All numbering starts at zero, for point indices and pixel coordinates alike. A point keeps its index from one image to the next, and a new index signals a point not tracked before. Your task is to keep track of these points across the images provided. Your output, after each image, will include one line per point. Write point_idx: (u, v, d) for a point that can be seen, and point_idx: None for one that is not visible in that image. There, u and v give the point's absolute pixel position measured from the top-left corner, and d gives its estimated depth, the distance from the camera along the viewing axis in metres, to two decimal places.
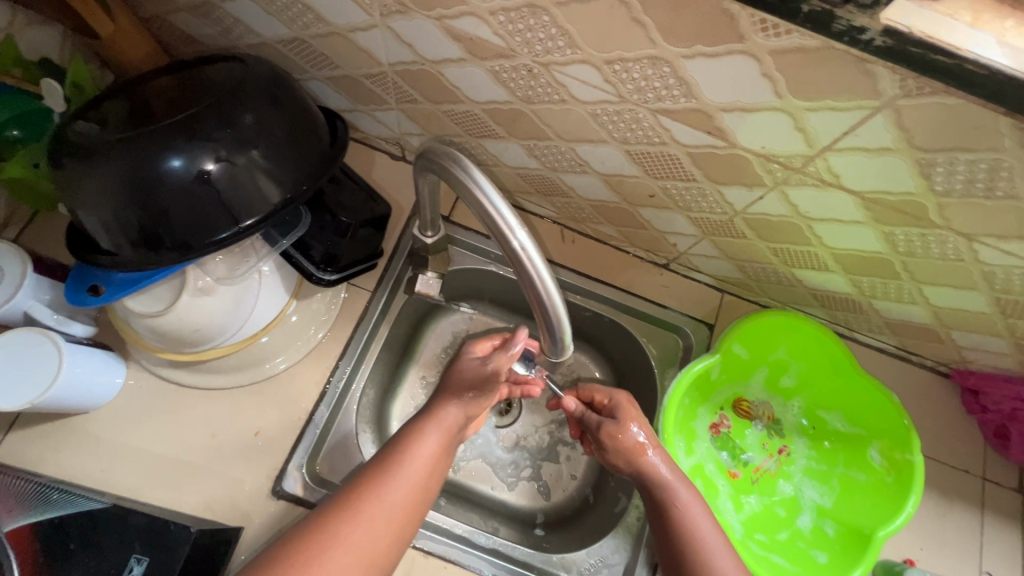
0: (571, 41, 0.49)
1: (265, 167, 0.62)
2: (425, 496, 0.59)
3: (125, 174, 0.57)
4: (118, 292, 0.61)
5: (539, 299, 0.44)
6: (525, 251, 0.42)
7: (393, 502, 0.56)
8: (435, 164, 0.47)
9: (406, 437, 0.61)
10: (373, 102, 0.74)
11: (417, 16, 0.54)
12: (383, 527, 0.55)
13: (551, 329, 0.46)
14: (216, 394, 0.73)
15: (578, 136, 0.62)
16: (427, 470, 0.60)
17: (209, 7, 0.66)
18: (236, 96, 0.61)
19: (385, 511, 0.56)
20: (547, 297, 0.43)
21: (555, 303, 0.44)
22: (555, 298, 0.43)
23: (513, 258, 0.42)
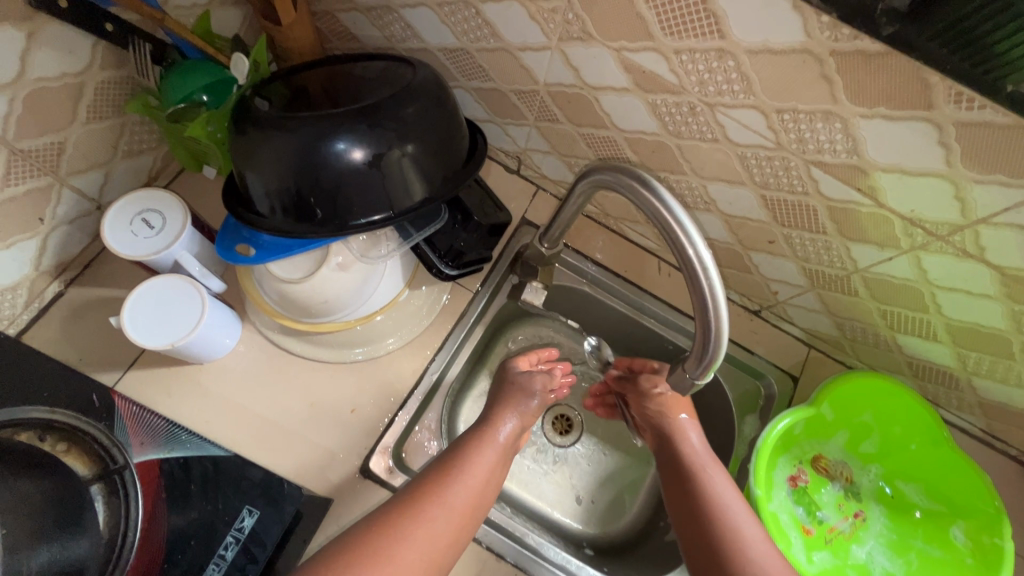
0: (747, 87, 0.52)
1: (419, 161, 0.66)
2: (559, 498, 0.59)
3: (301, 149, 0.61)
4: (268, 254, 0.65)
5: (703, 306, 0.47)
6: (701, 264, 0.46)
7: (469, 496, 0.60)
8: (609, 174, 0.51)
9: (471, 442, 0.65)
10: (510, 117, 0.78)
11: (596, 45, 0.58)
12: (458, 519, 0.59)
13: (708, 350, 0.49)
14: (320, 367, 0.75)
15: (716, 175, 0.65)
16: (486, 479, 0.63)
17: (386, 10, 0.72)
18: (402, 91, 0.65)
19: (462, 504, 0.60)
20: (713, 308, 0.47)
21: (720, 315, 0.47)
22: (720, 314, 0.47)
23: (686, 264, 0.46)
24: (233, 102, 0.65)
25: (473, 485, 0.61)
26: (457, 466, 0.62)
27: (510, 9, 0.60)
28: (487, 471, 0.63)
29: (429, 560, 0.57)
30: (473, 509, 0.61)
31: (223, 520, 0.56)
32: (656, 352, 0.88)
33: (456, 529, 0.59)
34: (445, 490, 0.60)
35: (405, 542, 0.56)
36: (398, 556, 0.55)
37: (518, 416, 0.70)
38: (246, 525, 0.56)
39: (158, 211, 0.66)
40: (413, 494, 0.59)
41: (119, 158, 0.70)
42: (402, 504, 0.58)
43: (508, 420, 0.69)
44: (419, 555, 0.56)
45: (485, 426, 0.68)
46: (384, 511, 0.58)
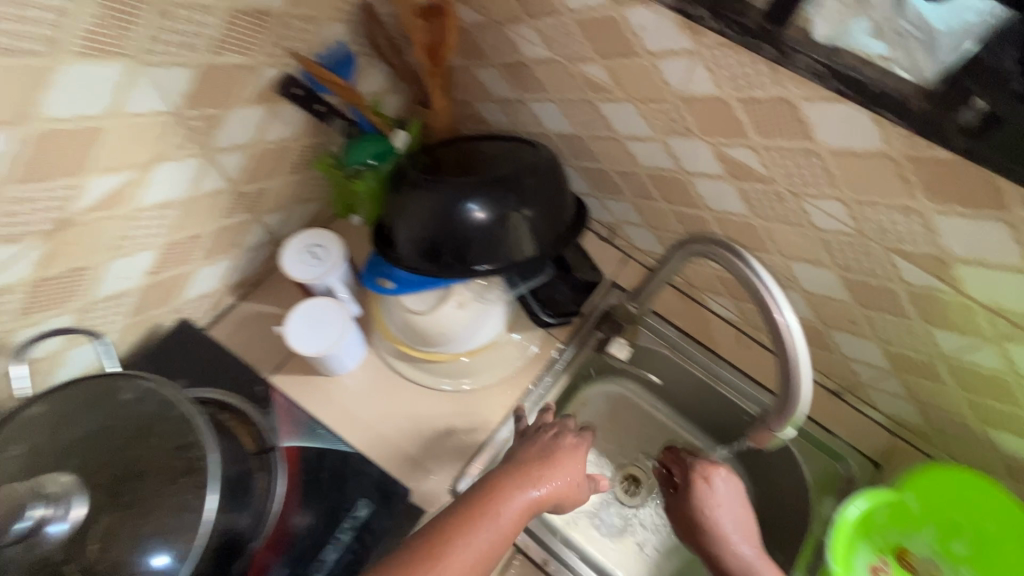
0: (831, 181, 0.61)
1: (534, 221, 0.78)
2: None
3: (442, 206, 0.75)
4: (405, 288, 0.78)
5: (787, 361, 0.54)
6: (788, 327, 0.53)
7: (495, 538, 0.57)
8: (703, 245, 0.60)
9: (502, 487, 0.62)
10: (610, 193, 0.90)
11: (697, 140, 0.69)
12: (514, 526, 0.60)
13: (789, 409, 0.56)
14: (423, 392, 0.85)
15: (799, 256, 0.72)
16: (509, 533, 0.59)
17: (517, 104, 0.88)
18: (525, 166, 0.79)
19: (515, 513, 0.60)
20: (795, 365, 0.54)
21: (802, 371, 0.54)
22: (803, 367, 0.54)
23: (774, 328, 0.53)
24: (393, 167, 0.82)
25: (532, 497, 0.63)
26: (511, 480, 0.63)
27: (624, 109, 0.74)
28: (512, 524, 0.59)
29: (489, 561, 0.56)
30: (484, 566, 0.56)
31: (344, 507, 0.67)
32: (731, 420, 0.92)
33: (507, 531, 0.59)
34: (507, 498, 0.61)
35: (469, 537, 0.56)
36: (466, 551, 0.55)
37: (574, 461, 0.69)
38: (361, 515, 0.67)
39: (320, 245, 0.82)
40: (417, 545, 0.54)
41: (296, 203, 0.88)
42: (466, 503, 0.60)
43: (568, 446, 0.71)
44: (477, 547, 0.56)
45: (515, 479, 0.63)
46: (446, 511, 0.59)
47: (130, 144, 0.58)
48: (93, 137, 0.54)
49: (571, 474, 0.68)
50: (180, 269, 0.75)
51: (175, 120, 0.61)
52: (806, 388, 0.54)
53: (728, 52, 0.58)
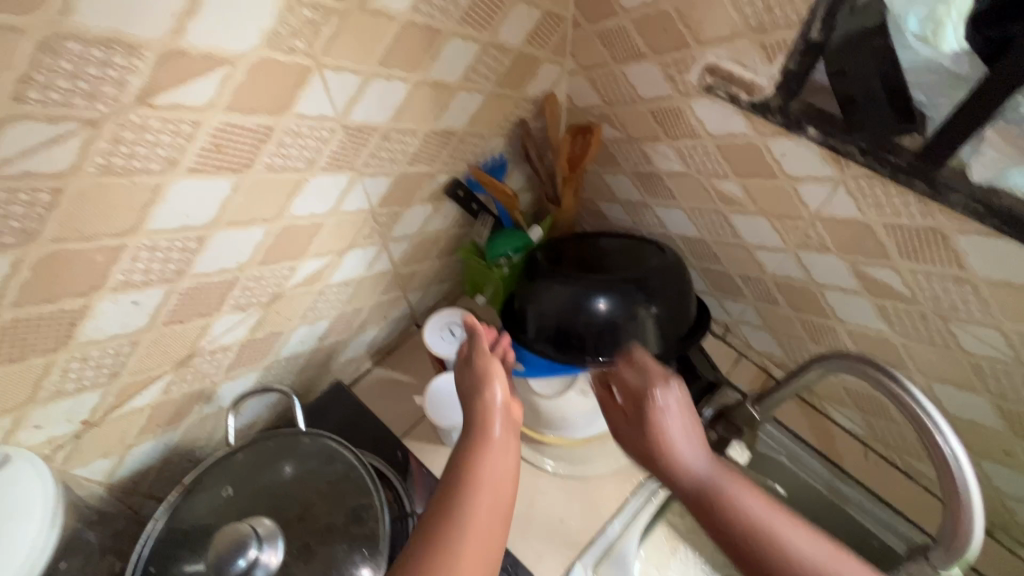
0: (985, 309, 0.61)
1: (658, 318, 0.82)
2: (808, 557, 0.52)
3: (575, 297, 0.81)
4: (534, 371, 0.84)
5: (957, 493, 0.54)
6: (955, 458, 0.53)
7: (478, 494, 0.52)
8: (849, 361, 0.62)
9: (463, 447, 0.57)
10: (730, 295, 0.93)
11: (833, 256, 0.72)
12: (506, 469, 0.55)
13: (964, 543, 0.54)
14: (538, 474, 0.88)
15: (943, 377, 0.71)
16: (497, 477, 0.54)
17: (643, 207, 0.96)
18: (651, 265, 0.85)
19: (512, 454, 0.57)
20: (966, 498, 0.53)
21: (974, 504, 0.53)
22: (974, 503, 0.53)
23: (939, 456, 0.54)
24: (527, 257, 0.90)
25: (500, 401, 0.61)
26: (488, 421, 0.59)
27: (756, 221, 0.79)
28: (496, 475, 0.54)
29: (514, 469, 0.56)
30: (490, 516, 0.51)
31: None
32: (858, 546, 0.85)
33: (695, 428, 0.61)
34: (487, 363, 0.64)
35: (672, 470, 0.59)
36: (484, 508, 0.51)
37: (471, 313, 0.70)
38: None
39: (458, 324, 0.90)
40: (419, 532, 0.50)
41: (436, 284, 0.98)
42: (461, 458, 0.55)
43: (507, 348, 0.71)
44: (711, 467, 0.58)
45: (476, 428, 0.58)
46: (454, 473, 0.54)
47: (335, 235, 0.70)
48: (314, 230, 0.66)
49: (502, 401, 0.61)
50: (339, 336, 0.85)
51: (370, 216, 0.73)
52: (980, 525, 0.52)
53: (876, 184, 0.61)
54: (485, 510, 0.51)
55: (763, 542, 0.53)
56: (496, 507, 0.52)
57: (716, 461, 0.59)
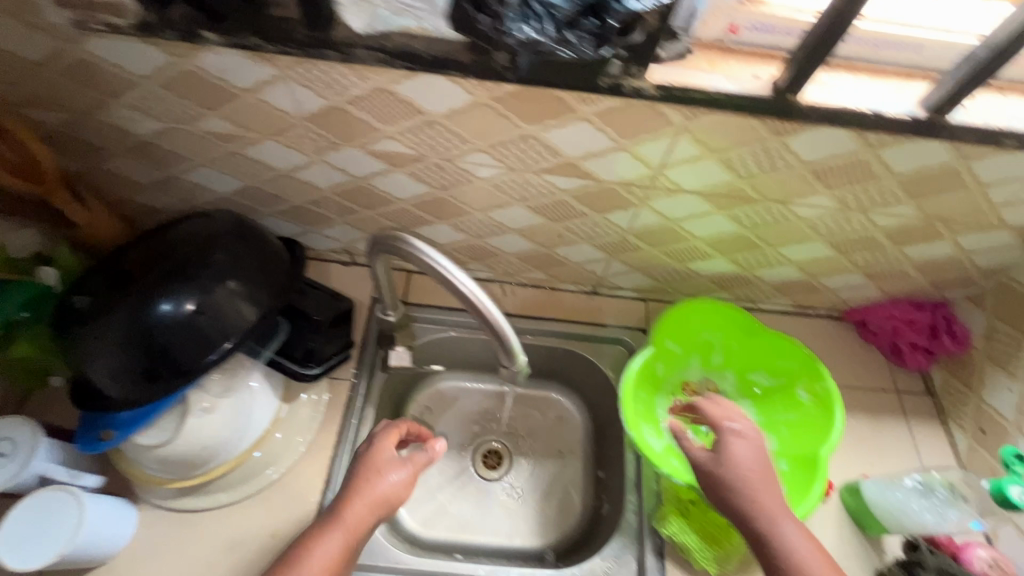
0: (462, 138, 0.67)
1: (241, 293, 0.74)
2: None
3: (128, 325, 0.68)
4: (133, 427, 0.69)
5: (489, 323, 0.59)
6: (457, 278, 0.58)
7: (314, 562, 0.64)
8: (380, 243, 0.63)
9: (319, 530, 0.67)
10: (321, 223, 0.88)
11: (345, 148, 0.71)
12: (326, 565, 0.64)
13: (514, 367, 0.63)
14: (230, 511, 0.78)
15: (490, 205, 0.79)
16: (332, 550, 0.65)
17: (173, 181, 0.81)
18: (211, 243, 0.75)
19: (328, 557, 0.65)
20: (497, 323, 0.59)
21: (503, 327, 0.59)
22: (504, 325, 0.59)
23: (462, 297, 0.58)
24: (58, 307, 0.72)
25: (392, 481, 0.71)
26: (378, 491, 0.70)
27: (267, 147, 0.72)
28: (337, 549, 0.66)
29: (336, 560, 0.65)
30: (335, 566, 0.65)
31: None
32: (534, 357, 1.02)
33: (784, 501, 0.64)
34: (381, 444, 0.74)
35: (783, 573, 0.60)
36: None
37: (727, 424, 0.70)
38: None
39: (8, 438, 0.68)
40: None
41: None
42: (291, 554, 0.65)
43: (724, 434, 0.68)
44: (796, 525, 0.63)
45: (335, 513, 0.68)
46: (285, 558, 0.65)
47: None
48: None
49: (397, 486, 0.71)
50: None
51: None
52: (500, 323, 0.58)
53: (306, 67, 0.59)
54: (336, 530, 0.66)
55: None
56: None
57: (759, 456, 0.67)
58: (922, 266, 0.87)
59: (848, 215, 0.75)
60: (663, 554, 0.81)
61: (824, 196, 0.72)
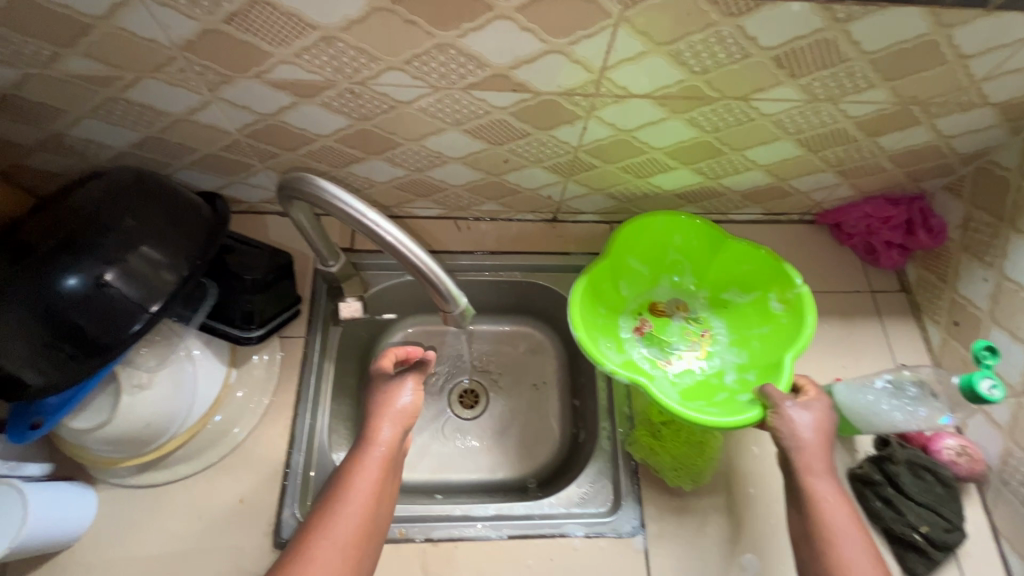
0: (370, 56, 0.58)
1: (156, 258, 0.67)
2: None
3: (24, 305, 0.61)
4: (60, 413, 0.64)
5: (417, 268, 0.53)
6: (375, 223, 0.51)
7: (360, 493, 0.63)
8: (287, 186, 0.55)
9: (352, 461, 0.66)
10: (242, 171, 0.79)
11: (238, 80, 0.61)
12: (367, 497, 0.63)
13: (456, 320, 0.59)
14: (192, 482, 0.76)
15: (421, 133, 0.71)
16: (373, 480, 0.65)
17: (58, 138, 0.71)
18: (111, 204, 0.67)
19: (365, 490, 0.63)
20: (424, 265, 0.53)
21: (433, 270, 0.53)
22: (433, 267, 0.53)
23: (382, 241, 0.52)
24: None
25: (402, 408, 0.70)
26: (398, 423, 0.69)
27: (149, 87, 0.62)
28: (375, 477, 0.65)
29: (376, 490, 0.64)
30: (376, 498, 0.64)
31: None
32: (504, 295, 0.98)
33: (830, 464, 0.66)
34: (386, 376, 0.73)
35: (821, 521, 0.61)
36: (326, 555, 0.58)
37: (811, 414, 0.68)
38: None
39: None
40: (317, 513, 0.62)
41: None
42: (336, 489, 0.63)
43: (791, 411, 0.68)
44: (835, 484, 0.64)
45: (365, 443, 0.67)
46: (324, 499, 0.63)
47: None
48: None
49: (409, 407, 0.71)
50: None
51: None
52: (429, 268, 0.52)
53: None
54: (370, 462, 0.66)
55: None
56: (343, 551, 0.59)
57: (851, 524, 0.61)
58: (898, 157, 0.80)
59: (816, 106, 0.67)
60: (637, 476, 0.81)
61: (790, 86, 0.64)
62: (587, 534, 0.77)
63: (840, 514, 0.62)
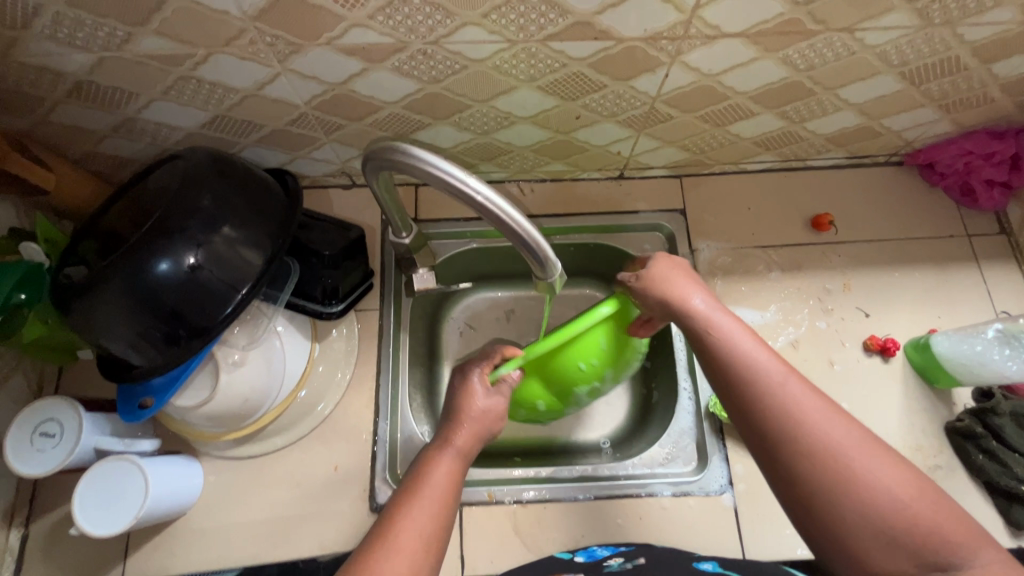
0: (446, 11, 0.54)
1: (240, 238, 0.67)
2: (891, 481, 0.47)
3: (126, 290, 0.62)
4: (166, 394, 0.67)
5: (514, 233, 0.51)
6: (469, 185, 0.49)
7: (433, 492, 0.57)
8: (380, 158, 0.52)
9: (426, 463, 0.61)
10: (307, 145, 0.78)
11: (309, 49, 0.59)
12: (444, 491, 0.58)
13: (550, 272, 0.55)
14: (288, 452, 0.79)
15: (492, 93, 0.67)
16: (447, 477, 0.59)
17: (131, 122, 0.70)
18: (191, 186, 0.67)
19: (442, 482, 0.59)
20: (521, 230, 0.51)
21: (530, 233, 0.51)
22: (531, 231, 0.51)
23: (478, 207, 0.50)
24: (51, 283, 0.66)
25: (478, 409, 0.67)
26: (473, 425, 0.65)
27: (220, 62, 0.61)
28: (449, 478, 0.60)
29: (451, 485, 0.59)
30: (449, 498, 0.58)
31: None
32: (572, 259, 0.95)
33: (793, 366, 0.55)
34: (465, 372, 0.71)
35: (733, 397, 0.54)
36: (405, 547, 0.52)
37: (695, 284, 0.63)
38: None
39: (52, 417, 0.67)
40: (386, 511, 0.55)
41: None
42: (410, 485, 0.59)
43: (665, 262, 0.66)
44: (800, 385, 0.53)
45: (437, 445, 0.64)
46: (393, 496, 0.58)
47: None
48: None
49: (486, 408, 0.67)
50: None
51: None
52: (527, 231, 0.51)
53: None
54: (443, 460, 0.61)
55: (822, 443, 0.49)
56: (422, 543, 0.52)
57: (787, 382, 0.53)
58: (1011, 86, 0.73)
59: (929, 32, 0.61)
60: (723, 435, 0.80)
61: (903, 11, 0.58)
62: (674, 493, 0.77)
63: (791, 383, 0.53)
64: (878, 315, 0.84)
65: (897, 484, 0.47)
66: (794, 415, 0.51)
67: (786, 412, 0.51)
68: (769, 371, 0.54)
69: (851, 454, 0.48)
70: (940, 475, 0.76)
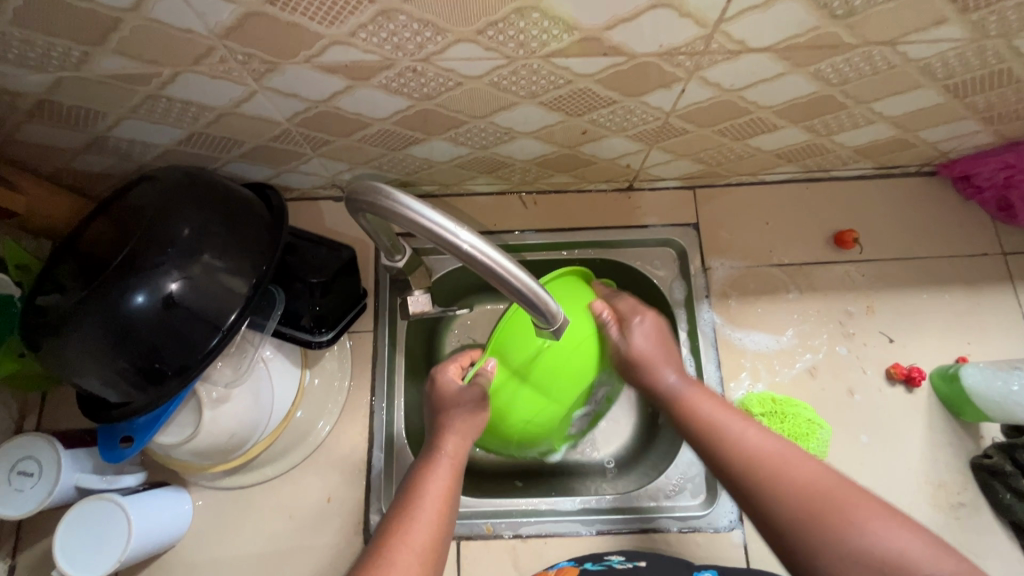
0: (437, 28, 0.48)
1: (223, 267, 0.62)
2: (800, 477, 0.52)
3: (99, 327, 0.58)
4: (148, 432, 0.64)
5: (510, 285, 0.47)
6: (456, 234, 0.45)
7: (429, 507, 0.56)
8: (365, 201, 0.49)
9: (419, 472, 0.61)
10: (293, 160, 0.73)
11: (287, 67, 0.53)
12: (440, 501, 0.58)
13: (554, 318, 0.51)
14: (280, 481, 0.76)
15: (491, 109, 0.61)
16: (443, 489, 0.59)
17: (101, 140, 0.65)
18: (167, 211, 0.61)
19: (436, 492, 0.58)
20: (519, 281, 0.47)
21: (528, 284, 0.47)
22: (529, 283, 0.47)
23: (469, 259, 0.46)
24: (24, 313, 0.62)
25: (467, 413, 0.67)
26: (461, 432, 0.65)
27: (190, 80, 0.55)
28: (443, 490, 0.59)
29: (446, 496, 0.59)
30: (445, 513, 0.57)
31: None
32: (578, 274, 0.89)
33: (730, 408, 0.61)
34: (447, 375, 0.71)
35: (714, 463, 0.58)
36: (404, 564, 0.52)
37: (671, 362, 0.68)
38: None
39: (29, 456, 0.66)
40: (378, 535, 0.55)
41: None
42: (402, 500, 0.58)
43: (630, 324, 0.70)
44: (742, 421, 0.59)
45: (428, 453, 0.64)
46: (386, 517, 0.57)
47: None
48: None
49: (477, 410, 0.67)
50: None
51: None
52: (524, 282, 0.47)
53: None
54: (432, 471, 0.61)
55: (785, 479, 0.52)
56: (425, 559, 0.52)
57: (732, 418, 0.59)
58: None
59: (981, 45, 0.54)
60: None
61: (955, 23, 0.51)
62: (681, 529, 0.74)
63: (733, 423, 0.59)
64: (903, 340, 0.78)
65: (806, 478, 0.52)
66: (740, 449, 0.56)
67: (730, 440, 0.58)
68: (714, 414, 0.60)
69: (774, 465, 0.54)
70: (963, 513, 0.72)
